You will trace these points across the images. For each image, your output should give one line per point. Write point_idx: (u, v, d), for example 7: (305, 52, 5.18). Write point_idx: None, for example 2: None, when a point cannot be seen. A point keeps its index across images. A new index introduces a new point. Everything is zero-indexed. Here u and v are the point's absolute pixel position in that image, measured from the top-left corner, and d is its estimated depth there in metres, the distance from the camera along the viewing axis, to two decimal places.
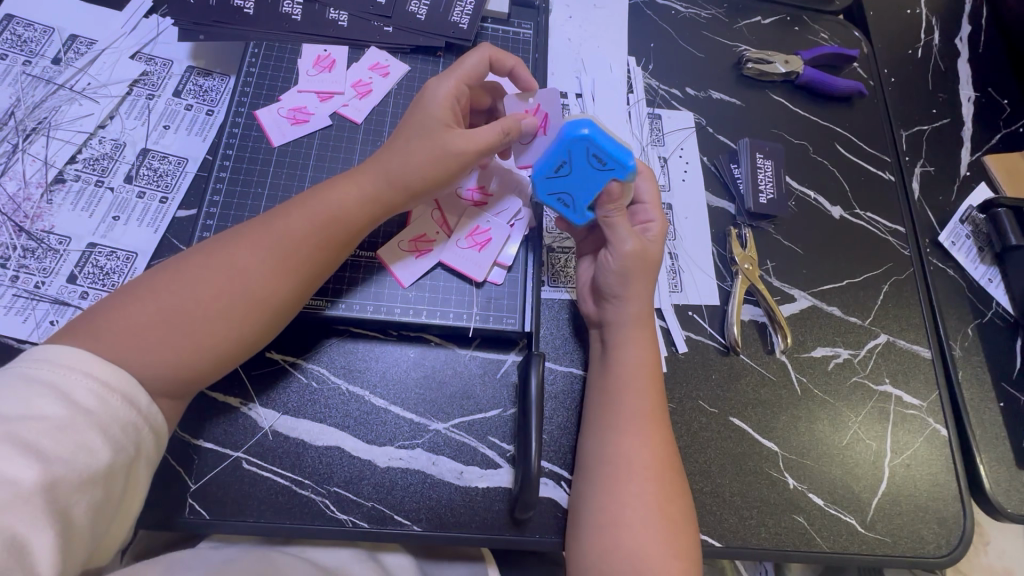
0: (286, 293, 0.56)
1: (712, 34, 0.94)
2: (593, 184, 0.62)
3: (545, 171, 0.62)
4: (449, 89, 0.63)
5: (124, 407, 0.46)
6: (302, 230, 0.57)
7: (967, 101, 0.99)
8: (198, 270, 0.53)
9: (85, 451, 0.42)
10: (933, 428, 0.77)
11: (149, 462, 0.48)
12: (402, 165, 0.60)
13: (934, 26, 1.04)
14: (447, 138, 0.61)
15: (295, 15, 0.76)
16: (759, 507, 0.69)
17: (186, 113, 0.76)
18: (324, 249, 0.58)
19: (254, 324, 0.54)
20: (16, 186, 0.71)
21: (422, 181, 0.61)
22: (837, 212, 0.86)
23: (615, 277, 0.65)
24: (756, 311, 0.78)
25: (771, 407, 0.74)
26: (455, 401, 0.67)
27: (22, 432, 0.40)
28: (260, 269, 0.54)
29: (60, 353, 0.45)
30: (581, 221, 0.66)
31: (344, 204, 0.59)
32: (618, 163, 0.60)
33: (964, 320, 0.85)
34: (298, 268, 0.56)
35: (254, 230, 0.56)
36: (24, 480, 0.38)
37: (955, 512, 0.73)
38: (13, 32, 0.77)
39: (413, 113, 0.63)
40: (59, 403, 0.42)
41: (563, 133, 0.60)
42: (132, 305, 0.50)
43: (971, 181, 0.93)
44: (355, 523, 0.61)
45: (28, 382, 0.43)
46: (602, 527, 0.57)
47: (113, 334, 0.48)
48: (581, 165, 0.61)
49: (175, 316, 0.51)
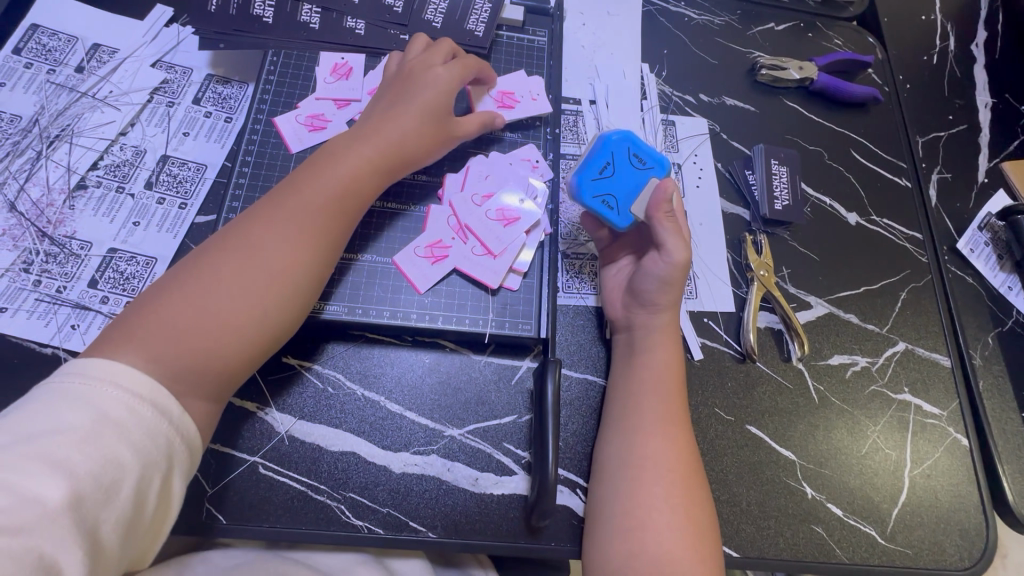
0: (313, 259, 0.57)
1: (725, 41, 0.94)
2: (636, 182, 0.68)
3: (590, 174, 0.68)
4: (446, 77, 0.68)
5: (156, 417, 0.45)
6: (315, 207, 0.58)
7: (983, 107, 0.98)
8: (217, 256, 0.54)
9: (114, 464, 0.42)
10: (954, 438, 0.75)
11: (184, 476, 0.47)
12: (407, 142, 0.64)
13: (949, 32, 1.03)
14: (444, 120, 0.67)
15: (313, 23, 0.77)
16: (777, 516, 0.68)
17: (205, 120, 0.77)
18: (338, 225, 0.60)
19: (281, 302, 0.55)
20: (39, 191, 0.72)
21: (422, 155, 0.66)
22: (853, 219, 0.86)
23: (657, 282, 0.65)
24: (772, 318, 0.78)
25: (788, 416, 0.73)
26: (470, 407, 0.67)
27: (50, 448, 0.40)
28: (283, 243, 0.56)
29: (89, 365, 0.45)
30: (624, 223, 0.68)
31: (353, 180, 0.61)
32: (656, 164, 0.69)
33: (984, 329, 0.84)
34: (314, 243, 0.58)
35: (267, 213, 0.58)
36: (51, 499, 0.38)
37: (977, 523, 0.72)
38: (38, 42, 0.78)
39: (405, 93, 0.66)
40: (89, 417, 0.42)
41: (603, 139, 0.69)
42: (163, 301, 0.51)
43: (989, 188, 0.92)
44: (370, 529, 0.61)
45: (62, 396, 0.43)
46: (631, 530, 0.56)
47: (145, 336, 0.49)
48: (624, 167, 0.68)
49: (204, 301, 0.52)
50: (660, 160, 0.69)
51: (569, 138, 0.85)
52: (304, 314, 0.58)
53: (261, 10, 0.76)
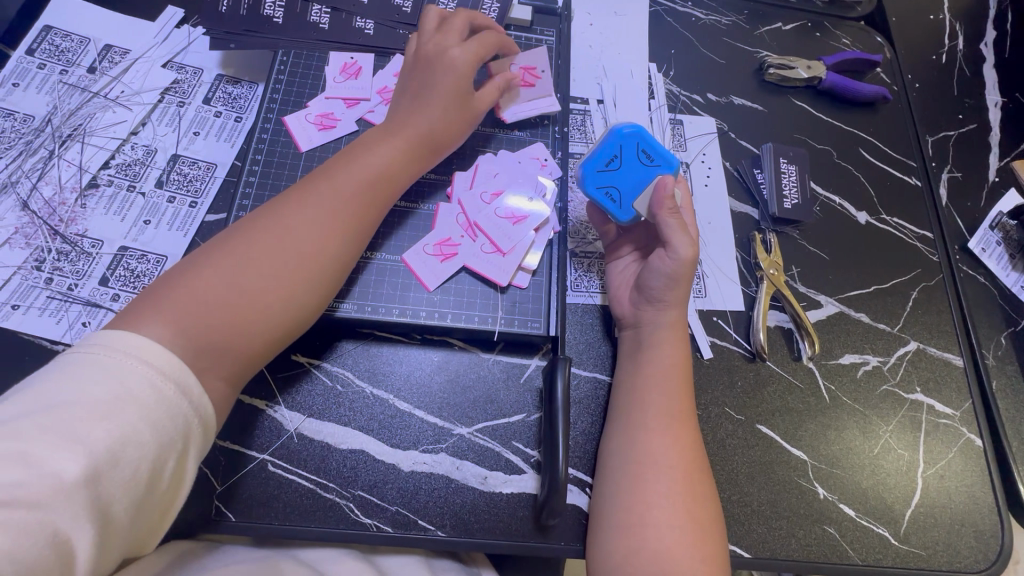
0: (343, 244, 0.58)
1: (733, 40, 0.94)
2: (642, 177, 0.68)
3: (597, 163, 0.68)
4: (465, 56, 0.68)
5: (177, 396, 0.45)
6: (349, 193, 0.60)
7: (993, 107, 0.97)
8: (252, 237, 0.55)
9: (133, 443, 0.41)
10: (968, 438, 0.75)
11: (200, 457, 0.47)
12: (434, 129, 0.66)
13: (958, 31, 1.03)
14: (470, 97, 0.68)
15: (322, 23, 0.78)
16: (788, 517, 0.67)
17: (215, 120, 0.78)
18: (369, 211, 0.61)
19: (315, 285, 0.56)
20: (51, 190, 0.72)
21: (447, 139, 0.67)
22: (863, 218, 0.85)
23: (661, 279, 0.64)
24: (782, 316, 0.77)
25: (799, 415, 0.72)
26: (478, 406, 0.67)
27: (72, 421, 0.40)
28: (314, 226, 0.57)
29: (114, 338, 0.45)
30: (626, 217, 0.68)
31: (385, 168, 0.62)
32: (663, 160, 0.68)
33: (996, 329, 0.83)
34: (348, 229, 0.59)
35: (301, 195, 0.58)
36: (67, 474, 0.38)
37: (992, 526, 0.71)
38: (51, 43, 0.79)
39: (432, 76, 0.67)
40: (111, 392, 0.42)
41: (614, 130, 0.69)
42: (195, 278, 0.51)
43: (999, 187, 0.91)
44: (379, 527, 0.61)
45: (90, 366, 0.43)
46: (630, 528, 0.56)
47: (177, 311, 0.49)
48: (631, 160, 0.68)
49: (238, 277, 0.52)
50: (668, 158, 0.69)
51: (577, 138, 0.85)
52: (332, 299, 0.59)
53: (271, 10, 0.77)
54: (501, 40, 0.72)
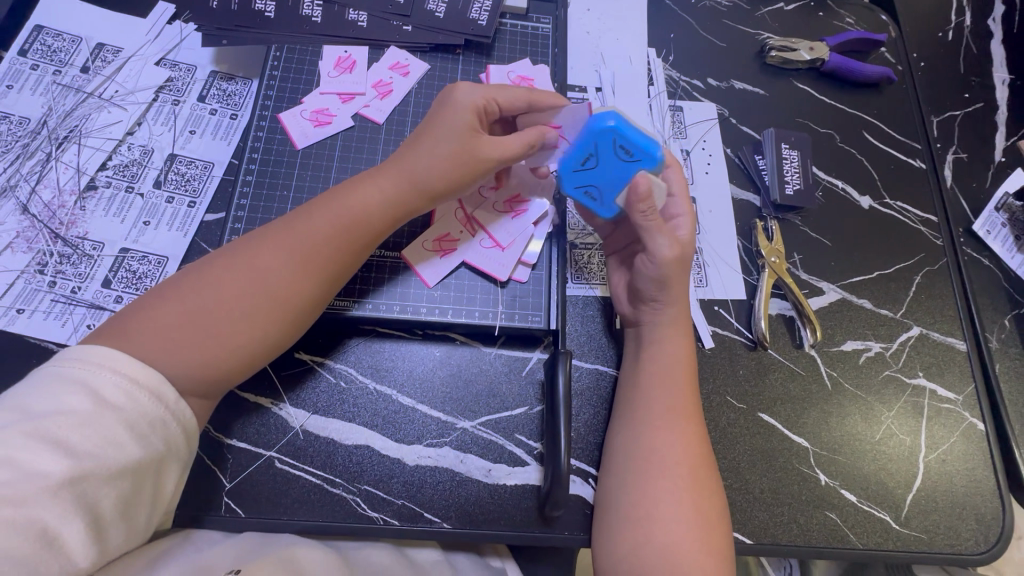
0: (313, 290, 0.56)
1: (734, 23, 0.92)
2: (623, 176, 0.62)
3: (572, 164, 0.63)
4: (473, 97, 0.62)
5: (151, 401, 0.47)
6: (321, 229, 0.57)
7: (1001, 84, 0.95)
8: (222, 273, 0.54)
9: (115, 446, 0.43)
10: (971, 423, 0.75)
11: (180, 460, 0.49)
12: (424, 173, 0.60)
13: (965, 7, 1.00)
14: (479, 148, 0.60)
15: (315, 17, 0.77)
16: (790, 503, 0.68)
17: (210, 118, 0.77)
18: (342, 252, 0.58)
19: (278, 327, 0.55)
20: (50, 194, 0.73)
21: (444, 186, 0.61)
22: (866, 202, 0.84)
23: (653, 279, 0.63)
24: (784, 304, 0.77)
25: (801, 402, 0.73)
26: (482, 400, 0.67)
27: (51, 428, 0.42)
28: (285, 270, 0.55)
29: (90, 353, 0.47)
30: (609, 214, 0.65)
31: (364, 209, 0.59)
32: (645, 155, 0.60)
33: (1000, 312, 0.83)
34: (317, 270, 0.56)
35: (280, 231, 0.57)
36: (52, 473, 0.40)
37: (994, 508, 0.71)
38: (43, 43, 0.78)
39: (438, 117, 0.62)
40: (89, 400, 0.44)
41: (589, 126, 0.61)
42: (160, 307, 0.51)
43: (1006, 167, 0.90)
44: (386, 521, 0.62)
45: (61, 379, 0.45)
46: (635, 521, 0.57)
47: (143, 335, 0.49)
48: (608, 157, 0.61)
49: (202, 318, 0.52)
50: (650, 149, 0.60)
51: None
52: (297, 336, 0.58)
53: (262, 4, 0.75)
54: (530, 94, 0.64)
